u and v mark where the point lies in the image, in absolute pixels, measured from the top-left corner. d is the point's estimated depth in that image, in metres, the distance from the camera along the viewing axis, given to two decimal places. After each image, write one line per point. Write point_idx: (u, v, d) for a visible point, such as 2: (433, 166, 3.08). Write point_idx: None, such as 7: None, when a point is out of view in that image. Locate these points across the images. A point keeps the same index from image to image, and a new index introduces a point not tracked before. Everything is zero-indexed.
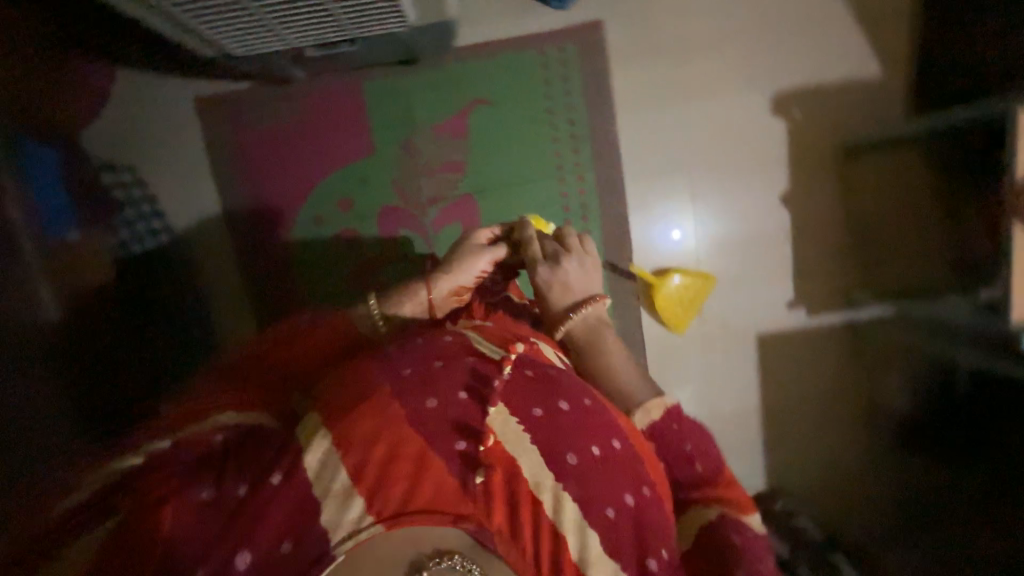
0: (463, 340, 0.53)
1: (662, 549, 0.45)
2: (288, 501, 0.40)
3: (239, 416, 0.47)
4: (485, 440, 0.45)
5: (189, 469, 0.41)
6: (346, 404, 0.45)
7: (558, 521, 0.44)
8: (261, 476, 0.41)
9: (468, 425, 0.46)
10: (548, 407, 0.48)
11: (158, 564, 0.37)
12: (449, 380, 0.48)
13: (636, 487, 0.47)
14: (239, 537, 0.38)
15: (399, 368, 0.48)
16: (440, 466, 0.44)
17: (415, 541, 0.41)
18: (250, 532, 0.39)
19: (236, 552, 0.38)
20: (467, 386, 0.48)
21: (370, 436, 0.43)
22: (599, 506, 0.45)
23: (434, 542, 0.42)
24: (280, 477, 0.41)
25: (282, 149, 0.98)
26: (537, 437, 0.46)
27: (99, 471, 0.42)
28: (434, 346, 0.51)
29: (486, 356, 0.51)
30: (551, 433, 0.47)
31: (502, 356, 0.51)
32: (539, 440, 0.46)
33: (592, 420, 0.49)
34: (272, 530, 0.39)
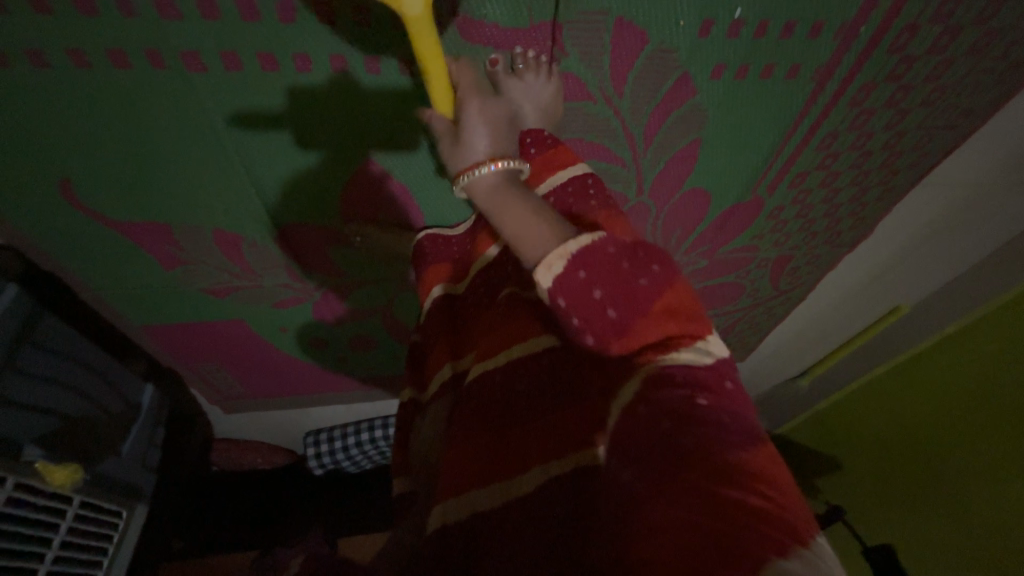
0: (477, 448, 0.40)
1: (696, 398, 0.31)
2: (505, 524, 0.36)
3: (446, 503, 0.39)
4: (547, 450, 0.38)
5: (453, 481, 0.40)
6: (463, 478, 0.40)
7: (523, 507, 0.36)
8: (473, 525, 0.37)
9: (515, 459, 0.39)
10: (519, 440, 0.40)
11: (481, 532, 0.37)
12: (519, 446, 0.40)
13: (606, 332, 0.35)
14: (500, 531, 0.36)
15: (477, 478, 0.39)
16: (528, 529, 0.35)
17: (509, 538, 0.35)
18: (478, 526, 0.37)
19: (472, 532, 0.37)
20: (520, 450, 0.39)
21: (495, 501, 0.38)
22: (542, 499, 0.36)
23: (509, 528, 0.36)
24: (492, 515, 0.37)
25: (311, 376, 0.90)
26: (511, 424, 0.41)
27: (459, 499, 0.39)
28: (478, 457, 0.40)
29: (508, 451, 0.40)
30: (514, 436, 0.40)
31: (512, 464, 0.39)
32: (512, 429, 0.41)
33: (529, 456, 0.39)
34: (499, 524, 0.36)
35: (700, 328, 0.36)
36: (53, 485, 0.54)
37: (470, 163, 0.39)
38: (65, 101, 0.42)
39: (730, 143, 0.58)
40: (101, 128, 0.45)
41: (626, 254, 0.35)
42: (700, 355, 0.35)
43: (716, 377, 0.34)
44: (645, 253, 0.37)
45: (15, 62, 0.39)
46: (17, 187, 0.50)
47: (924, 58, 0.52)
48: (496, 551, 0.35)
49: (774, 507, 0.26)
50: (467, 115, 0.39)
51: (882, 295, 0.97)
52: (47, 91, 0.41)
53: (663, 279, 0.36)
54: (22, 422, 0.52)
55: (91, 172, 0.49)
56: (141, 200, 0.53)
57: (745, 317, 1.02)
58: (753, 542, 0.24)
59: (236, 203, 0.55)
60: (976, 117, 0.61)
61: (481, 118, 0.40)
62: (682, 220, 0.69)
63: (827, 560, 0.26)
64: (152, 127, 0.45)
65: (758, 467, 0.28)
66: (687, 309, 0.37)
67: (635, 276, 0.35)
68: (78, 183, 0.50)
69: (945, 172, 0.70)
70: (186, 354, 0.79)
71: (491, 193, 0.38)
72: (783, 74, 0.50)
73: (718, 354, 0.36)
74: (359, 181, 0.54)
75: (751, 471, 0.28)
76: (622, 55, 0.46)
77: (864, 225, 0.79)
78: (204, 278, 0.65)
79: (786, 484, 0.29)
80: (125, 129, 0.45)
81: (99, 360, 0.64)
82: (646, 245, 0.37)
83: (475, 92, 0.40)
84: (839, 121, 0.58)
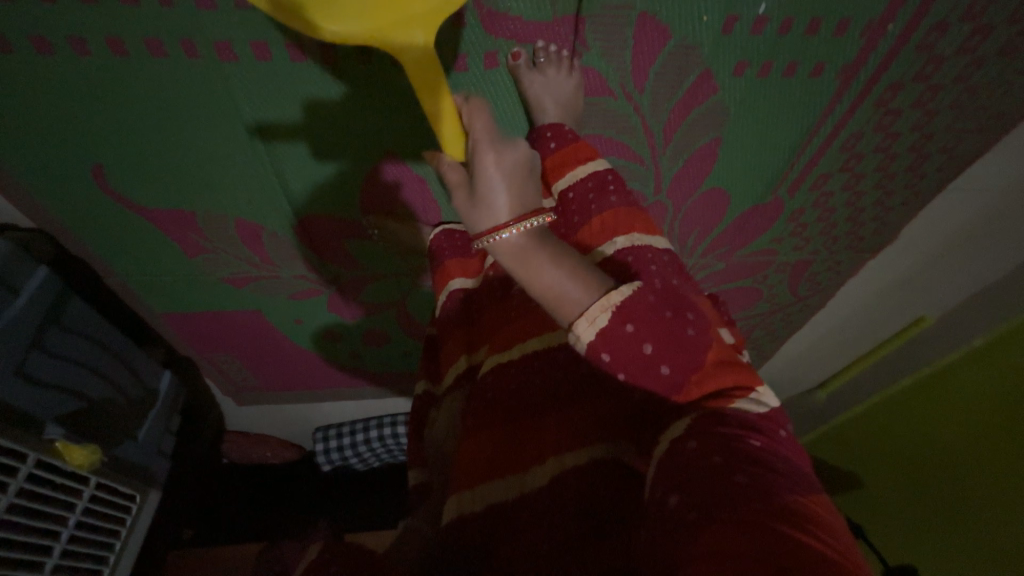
0: (496, 445, 0.40)
1: (748, 439, 0.31)
2: (519, 518, 0.35)
3: (461, 496, 0.39)
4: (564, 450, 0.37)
5: (470, 474, 0.39)
6: (480, 473, 0.39)
7: (537, 502, 0.36)
8: (487, 522, 0.37)
9: (530, 453, 0.38)
10: (537, 438, 0.39)
11: (495, 530, 0.36)
12: (538, 441, 0.39)
13: (654, 382, 0.34)
14: (514, 528, 0.35)
15: (494, 473, 0.39)
16: (541, 525, 0.34)
17: (521, 536, 0.34)
18: (493, 523, 0.37)
19: (487, 528, 0.36)
20: (538, 446, 0.39)
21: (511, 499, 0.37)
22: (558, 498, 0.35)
23: (522, 524, 0.35)
24: (506, 513, 0.36)
25: (324, 371, 0.91)
26: (529, 423, 0.40)
27: (474, 491, 0.38)
28: (497, 451, 0.39)
29: (526, 447, 0.39)
30: (533, 434, 0.40)
31: (529, 461, 0.38)
32: (530, 425, 0.40)
33: (545, 451, 0.38)
34: (514, 521, 0.36)
35: (750, 377, 0.36)
36: (71, 464, 0.55)
37: (492, 228, 0.34)
38: (103, 88, 0.44)
39: (751, 142, 0.57)
40: (135, 115, 0.47)
41: (668, 303, 0.35)
42: (756, 406, 0.34)
43: (771, 428, 0.33)
44: (681, 301, 0.36)
45: (58, 50, 0.40)
46: (52, 173, 0.51)
47: (953, 58, 0.51)
48: (509, 549, 0.34)
49: (829, 552, 0.25)
50: (481, 166, 0.35)
51: (905, 305, 0.95)
52: (86, 77, 0.43)
53: (705, 329, 0.35)
54: (48, 400, 0.54)
55: (122, 158, 0.51)
56: (167, 188, 0.54)
57: (762, 324, 1.01)
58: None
59: (259, 193, 0.56)
60: (1007, 121, 0.60)
61: (500, 169, 0.35)
62: (699, 221, 0.69)
63: None
64: (182, 115, 0.47)
65: (812, 514, 0.27)
66: (734, 358, 0.36)
67: (682, 326, 0.34)
68: (109, 169, 0.52)
69: (972, 177, 0.69)
70: (203, 343, 0.80)
71: (515, 255, 0.34)
72: (807, 72, 0.50)
73: (771, 405, 0.35)
74: (380, 175, 0.55)
75: (807, 515, 0.27)
76: (644, 50, 0.46)
77: (887, 230, 0.77)
78: (224, 267, 0.66)
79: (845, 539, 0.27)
80: (157, 117, 0.47)
81: (120, 346, 0.65)
82: (679, 294, 0.37)
83: (488, 133, 0.36)
84: (864, 121, 0.57)
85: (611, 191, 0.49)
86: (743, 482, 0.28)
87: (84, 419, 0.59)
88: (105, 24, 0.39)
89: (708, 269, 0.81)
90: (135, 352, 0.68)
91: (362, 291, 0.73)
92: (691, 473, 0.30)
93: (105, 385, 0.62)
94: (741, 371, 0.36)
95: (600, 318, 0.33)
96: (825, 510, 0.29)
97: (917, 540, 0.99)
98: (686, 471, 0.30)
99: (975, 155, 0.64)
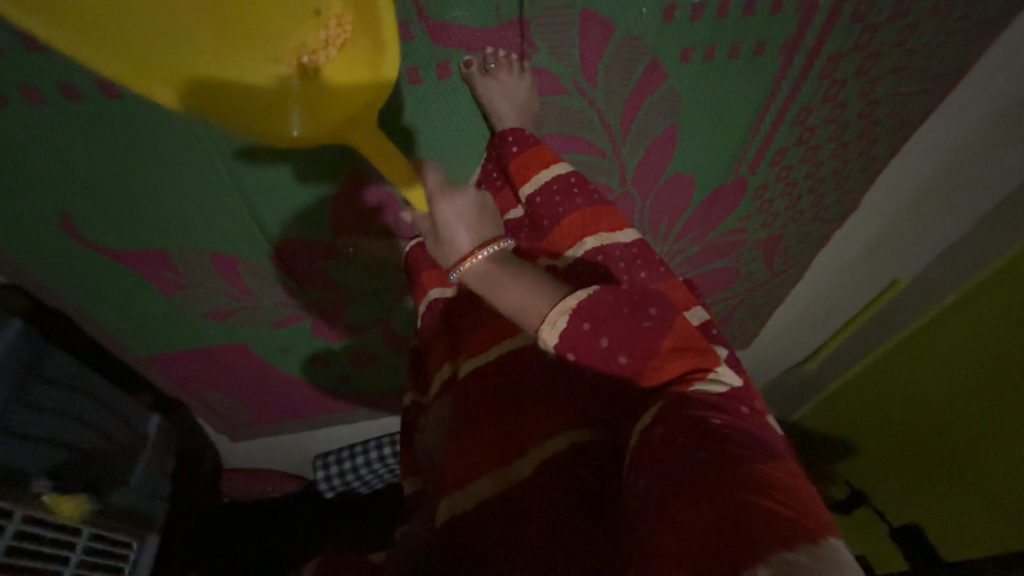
0: (480, 444, 0.41)
1: (710, 416, 0.33)
2: (508, 513, 0.37)
3: (453, 497, 0.40)
4: (548, 444, 0.38)
5: (459, 475, 0.40)
6: (467, 473, 0.40)
7: (525, 495, 0.37)
8: (478, 518, 0.38)
9: (514, 449, 0.40)
10: (519, 434, 0.40)
11: (485, 525, 0.37)
12: (521, 438, 0.40)
13: (614, 368, 0.36)
14: (504, 523, 0.36)
15: (480, 471, 0.40)
16: (532, 516, 0.35)
17: (513, 529, 0.36)
18: (483, 518, 0.37)
19: (478, 525, 0.37)
20: (519, 441, 0.40)
21: (500, 494, 0.38)
22: (544, 489, 0.36)
23: (512, 518, 0.36)
24: (498, 508, 0.37)
25: (316, 396, 0.90)
26: (509, 420, 0.41)
27: (464, 491, 0.39)
28: (482, 450, 0.40)
29: (509, 442, 0.40)
30: (516, 431, 0.41)
31: (513, 455, 0.39)
32: (511, 422, 0.41)
33: (527, 447, 0.39)
34: (503, 515, 0.37)
35: (710, 358, 0.37)
36: (62, 517, 0.53)
37: (458, 260, 0.42)
38: (58, 136, 0.44)
39: (707, 125, 0.59)
40: (95, 159, 0.47)
41: (624, 300, 0.37)
42: (711, 384, 0.35)
43: (733, 402, 0.35)
44: (640, 297, 0.38)
45: (12, 104, 0.41)
46: (20, 226, 0.51)
47: (886, 25, 0.53)
48: (501, 542, 0.35)
49: (786, 510, 0.28)
50: (441, 213, 0.43)
51: (879, 269, 0.97)
52: (41, 127, 0.43)
53: (665, 320, 0.37)
54: (35, 454, 0.53)
55: (86, 204, 0.51)
56: (136, 229, 0.54)
57: (745, 303, 1.03)
58: (763, 538, 0.26)
59: (229, 224, 0.56)
60: (948, 81, 0.62)
61: (454, 213, 0.43)
62: (668, 207, 0.70)
63: (845, 558, 0.27)
64: (143, 155, 0.47)
65: (773, 481, 0.29)
66: (693, 342, 0.37)
67: (638, 318, 0.36)
68: (74, 216, 0.52)
69: (922, 139, 0.71)
70: (190, 381, 0.79)
71: (480, 278, 0.41)
72: (749, 52, 0.52)
73: (733, 384, 0.37)
74: (348, 195, 0.55)
75: (770, 483, 0.29)
76: (590, 46, 0.47)
77: (852, 197, 0.79)
78: (202, 301, 0.65)
79: (805, 497, 0.30)
80: (118, 159, 0.47)
81: (106, 393, 0.65)
82: (641, 291, 0.38)
83: (440, 184, 0.44)
84: (811, 95, 0.59)
85: (576, 193, 0.49)
86: (707, 457, 0.30)
87: (73, 470, 0.58)
88: (53, 74, 0.39)
89: (685, 252, 0.82)
90: (120, 397, 0.67)
91: (345, 311, 0.73)
92: (661, 454, 0.31)
93: (92, 434, 0.61)
94: (699, 355, 0.36)
95: (560, 321, 0.36)
96: (789, 474, 0.31)
97: (921, 497, 1.00)
98: (657, 451, 0.32)
99: (923, 116, 0.67)
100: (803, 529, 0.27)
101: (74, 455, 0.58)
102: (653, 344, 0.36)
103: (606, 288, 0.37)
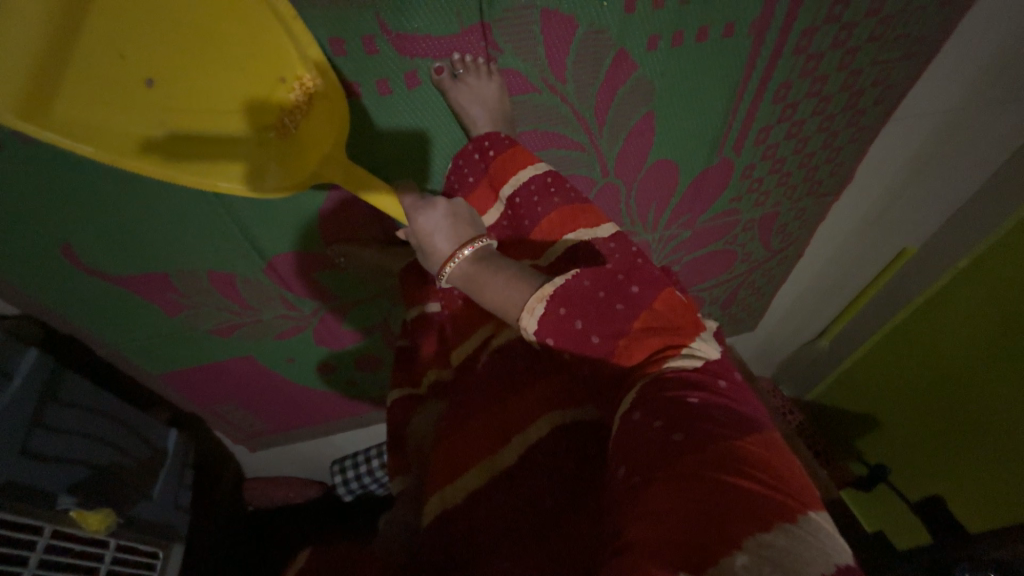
0: (469, 439, 0.42)
1: (686, 396, 0.33)
2: (495, 505, 0.38)
3: (444, 492, 0.41)
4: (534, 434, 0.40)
5: (448, 470, 0.42)
6: (456, 467, 0.41)
7: (512, 485, 0.38)
8: (468, 511, 0.39)
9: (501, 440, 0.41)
10: (506, 425, 0.41)
11: (473, 518, 0.38)
12: (508, 429, 0.41)
13: (591, 350, 0.38)
14: (492, 513, 0.37)
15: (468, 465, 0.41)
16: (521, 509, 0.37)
17: (501, 520, 0.37)
18: (471, 510, 0.39)
19: (468, 519, 0.39)
20: (505, 432, 0.41)
21: (487, 487, 0.39)
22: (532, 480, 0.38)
23: (499, 510, 0.37)
24: (486, 500, 0.39)
25: (326, 402, 0.92)
26: (496, 412, 0.43)
27: (454, 486, 0.41)
28: (470, 443, 0.42)
29: (495, 433, 0.41)
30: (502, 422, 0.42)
31: (500, 446, 0.41)
32: (497, 414, 0.42)
33: (512, 437, 0.41)
34: (490, 506, 0.38)
35: (687, 333, 0.38)
36: (88, 529, 0.58)
37: (442, 261, 0.44)
38: (55, 169, 0.46)
39: (685, 109, 0.59)
40: (90, 189, 0.49)
41: (601, 284, 0.39)
42: (690, 359, 0.36)
43: (711, 377, 0.36)
44: (621, 279, 0.40)
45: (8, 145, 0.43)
46: (28, 259, 0.55)
47: None
48: (490, 534, 0.37)
49: (761, 487, 0.28)
50: (421, 222, 0.45)
51: (882, 240, 0.95)
52: (37, 161, 0.46)
53: (641, 300, 0.39)
54: (57, 474, 0.56)
55: (88, 232, 0.53)
56: (136, 253, 0.57)
57: (745, 284, 1.02)
58: (737, 521, 0.27)
59: (223, 242, 0.58)
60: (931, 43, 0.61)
61: (433, 221, 0.45)
62: (656, 192, 0.70)
63: (823, 532, 0.27)
64: (133, 182, 0.49)
65: (750, 458, 0.30)
66: (672, 318, 0.39)
67: (612, 302, 0.38)
68: (77, 244, 0.54)
69: (913, 106, 0.70)
70: (205, 394, 0.82)
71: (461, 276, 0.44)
72: (718, 33, 0.52)
73: (711, 356, 0.37)
74: (335, 205, 0.57)
75: (748, 463, 0.29)
76: (555, 42, 0.48)
77: (845, 168, 0.78)
78: (206, 318, 0.68)
79: (783, 470, 0.30)
80: (111, 187, 0.49)
81: (121, 411, 0.68)
82: (623, 271, 0.40)
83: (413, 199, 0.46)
84: (787, 71, 0.59)
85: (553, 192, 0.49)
86: (682, 438, 0.31)
87: (95, 487, 0.61)
88: None
89: (680, 236, 0.82)
90: (133, 415, 0.70)
91: (345, 317, 0.75)
92: (640, 442, 0.32)
93: (111, 451, 0.64)
94: (677, 331, 0.38)
95: (537, 305, 0.38)
96: (769, 449, 0.31)
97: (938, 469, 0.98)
98: (636, 437, 0.33)
99: (909, 81, 0.66)
100: (779, 504, 0.27)
101: (94, 475, 0.61)
102: (627, 325, 0.38)
103: (586, 273, 0.39)
